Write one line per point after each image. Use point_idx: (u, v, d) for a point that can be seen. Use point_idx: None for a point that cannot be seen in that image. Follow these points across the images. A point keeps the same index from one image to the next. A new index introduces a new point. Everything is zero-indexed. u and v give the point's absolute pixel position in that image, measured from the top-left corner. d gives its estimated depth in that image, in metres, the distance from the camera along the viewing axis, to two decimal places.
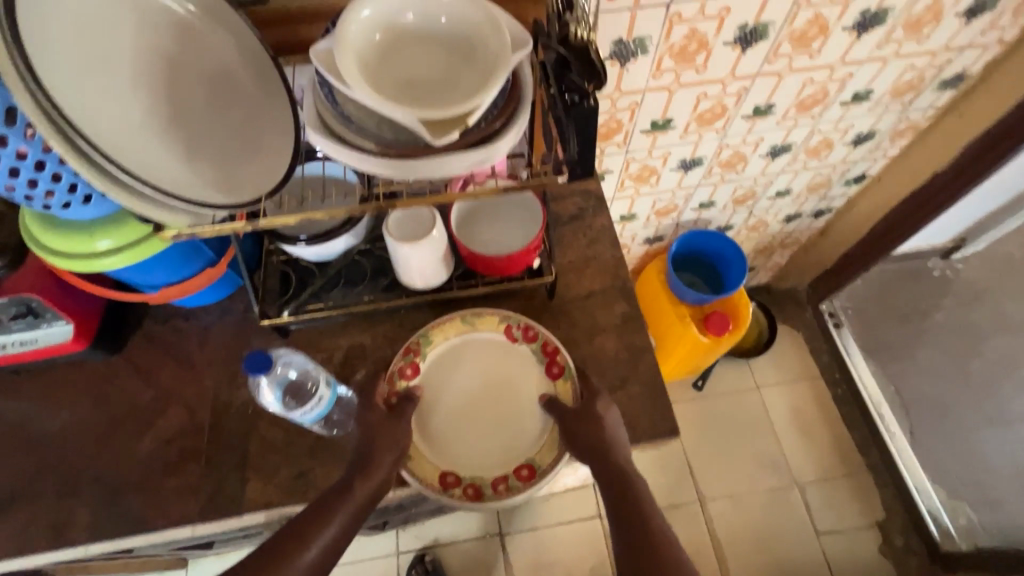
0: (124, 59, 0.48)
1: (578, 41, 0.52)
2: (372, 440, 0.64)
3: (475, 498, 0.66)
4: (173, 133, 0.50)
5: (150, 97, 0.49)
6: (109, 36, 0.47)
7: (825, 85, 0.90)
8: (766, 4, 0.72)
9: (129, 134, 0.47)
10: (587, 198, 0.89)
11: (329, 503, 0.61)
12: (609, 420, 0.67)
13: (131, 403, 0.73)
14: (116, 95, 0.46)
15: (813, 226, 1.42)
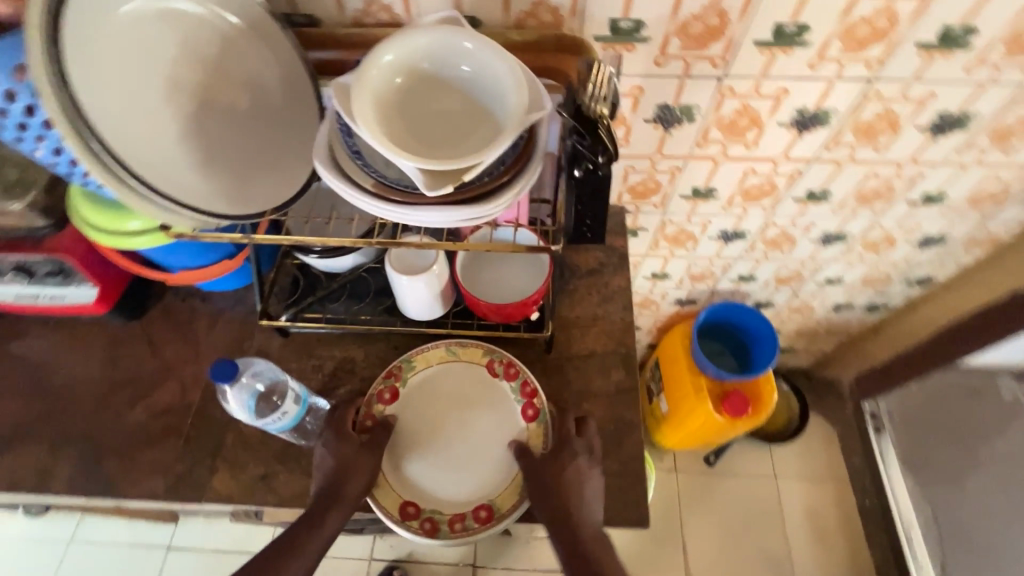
0: (163, 67, 0.51)
1: (591, 111, 0.50)
2: (342, 472, 0.63)
3: (432, 533, 0.64)
4: (194, 143, 0.53)
5: (177, 108, 0.52)
6: (154, 44, 0.50)
7: (891, 181, 0.83)
8: (829, 91, 0.67)
9: (150, 140, 0.50)
10: (610, 254, 0.86)
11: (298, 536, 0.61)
12: (580, 475, 0.64)
13: (135, 370, 0.77)
14: (148, 101, 0.50)
15: (865, 319, 1.31)
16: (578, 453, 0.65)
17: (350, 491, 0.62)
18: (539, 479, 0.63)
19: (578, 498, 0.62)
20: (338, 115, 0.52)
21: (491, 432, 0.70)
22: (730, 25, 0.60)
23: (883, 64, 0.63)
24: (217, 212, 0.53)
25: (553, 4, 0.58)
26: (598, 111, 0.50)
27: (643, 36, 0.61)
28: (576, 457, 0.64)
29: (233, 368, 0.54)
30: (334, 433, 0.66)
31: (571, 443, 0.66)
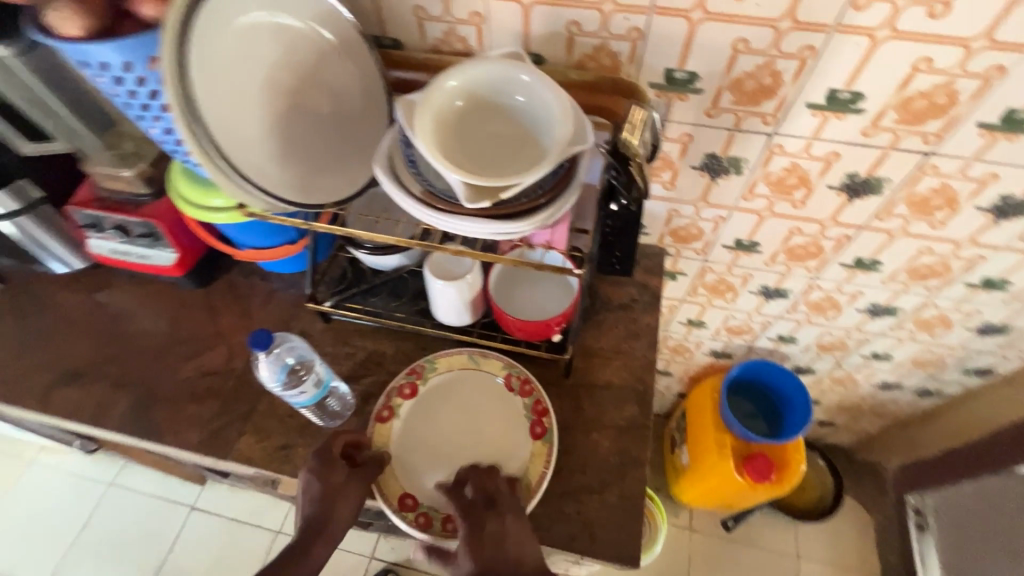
0: (263, 68, 0.58)
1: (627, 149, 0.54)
2: (328, 508, 0.65)
3: (425, 527, 0.67)
4: (279, 136, 0.61)
5: (272, 105, 0.60)
6: (260, 47, 0.57)
7: (947, 260, 0.80)
8: (881, 160, 0.67)
9: (244, 128, 0.57)
10: (642, 291, 0.88)
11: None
12: (504, 520, 0.62)
13: (193, 332, 0.86)
14: (246, 95, 0.57)
15: (916, 403, 1.23)
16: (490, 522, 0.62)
17: (333, 526, 0.65)
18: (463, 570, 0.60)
19: (511, 558, 0.59)
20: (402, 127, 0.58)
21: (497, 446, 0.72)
22: (783, 85, 0.62)
23: (940, 140, 0.63)
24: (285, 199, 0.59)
25: (613, 50, 0.63)
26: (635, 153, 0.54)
27: (696, 88, 0.64)
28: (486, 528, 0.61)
29: (265, 338, 0.59)
30: (319, 459, 0.67)
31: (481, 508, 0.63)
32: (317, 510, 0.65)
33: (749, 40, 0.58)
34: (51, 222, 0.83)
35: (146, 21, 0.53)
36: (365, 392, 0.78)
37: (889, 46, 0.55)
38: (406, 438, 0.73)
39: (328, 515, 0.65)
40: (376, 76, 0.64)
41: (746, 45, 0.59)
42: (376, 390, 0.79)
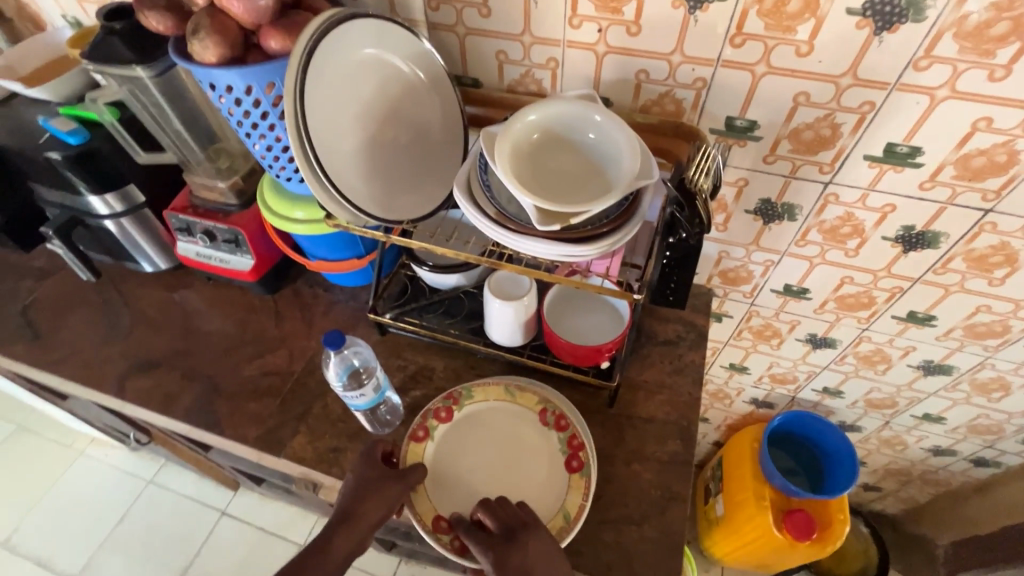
0: (363, 97, 0.65)
1: (694, 185, 0.56)
2: (361, 503, 0.68)
3: (460, 550, 0.68)
4: (367, 155, 0.66)
5: (367, 128, 0.66)
6: (363, 79, 0.64)
7: (1006, 319, 0.79)
8: (939, 214, 0.68)
9: (341, 147, 0.63)
10: (688, 329, 0.89)
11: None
12: (524, 548, 0.64)
13: (259, 334, 0.92)
14: (346, 118, 0.63)
15: (970, 472, 1.18)
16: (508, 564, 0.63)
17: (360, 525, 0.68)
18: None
19: None
20: (480, 155, 0.63)
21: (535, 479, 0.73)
22: (841, 137, 0.65)
23: (1000, 198, 0.64)
24: (368, 212, 0.64)
25: (678, 97, 0.68)
26: (699, 185, 0.56)
27: (756, 135, 0.68)
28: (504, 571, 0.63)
29: (337, 339, 0.62)
30: (365, 457, 0.71)
31: (498, 547, 0.64)
32: (350, 509, 0.68)
33: (810, 94, 0.62)
34: (147, 225, 0.91)
35: (270, 51, 0.61)
36: (414, 403, 0.81)
37: (948, 104, 0.58)
38: (441, 461, 0.75)
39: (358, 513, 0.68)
40: (456, 110, 0.71)
41: (807, 98, 0.62)
42: (424, 403, 0.81)
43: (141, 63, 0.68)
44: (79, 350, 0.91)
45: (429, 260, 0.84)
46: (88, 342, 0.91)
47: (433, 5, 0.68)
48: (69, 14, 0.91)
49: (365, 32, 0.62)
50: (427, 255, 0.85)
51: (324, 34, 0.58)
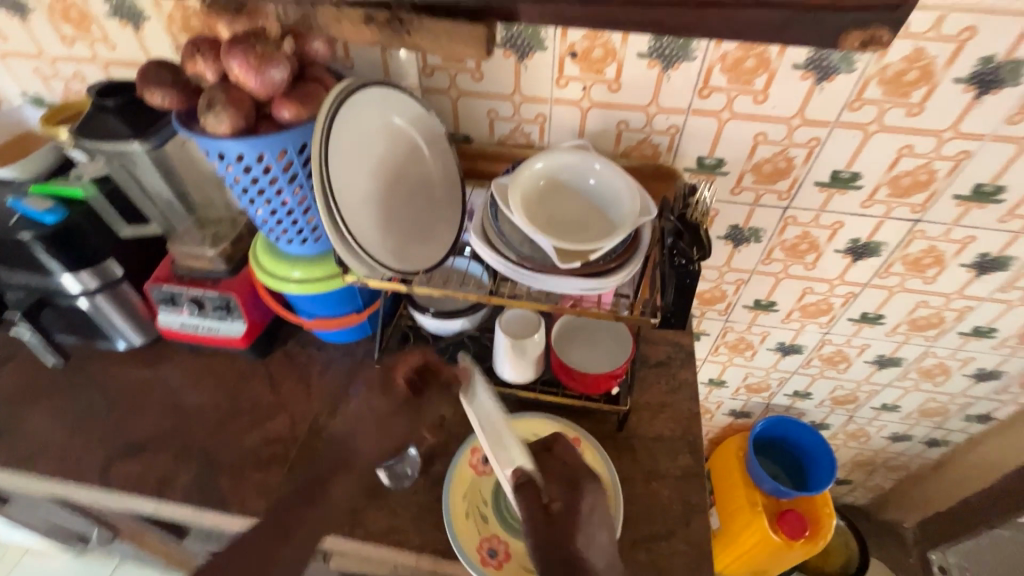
0: (375, 158, 0.68)
1: (692, 220, 0.64)
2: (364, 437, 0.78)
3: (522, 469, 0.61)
4: (381, 213, 0.68)
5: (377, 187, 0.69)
6: (373, 140, 0.68)
7: (941, 311, 0.91)
8: (879, 226, 0.80)
9: (358, 204, 0.65)
10: (677, 349, 0.95)
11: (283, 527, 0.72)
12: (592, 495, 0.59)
13: (254, 401, 0.88)
14: (360, 178, 0.66)
15: (924, 454, 1.30)
16: (583, 503, 0.58)
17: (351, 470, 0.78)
18: (545, 545, 0.54)
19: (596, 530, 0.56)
20: (490, 203, 0.68)
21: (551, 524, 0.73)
22: (795, 167, 0.75)
23: (926, 210, 0.76)
24: (386, 265, 0.66)
25: (655, 142, 0.76)
26: (698, 218, 0.64)
27: (723, 170, 0.77)
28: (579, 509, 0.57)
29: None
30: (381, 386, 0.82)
31: (573, 481, 0.60)
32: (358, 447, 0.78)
33: (767, 133, 0.72)
34: (124, 301, 0.87)
35: (282, 120, 0.63)
36: (430, 451, 0.81)
37: (879, 136, 0.69)
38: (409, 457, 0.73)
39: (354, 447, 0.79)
40: (453, 165, 0.75)
41: (765, 137, 0.72)
42: (440, 450, 0.82)
43: (137, 138, 0.67)
44: (51, 441, 0.83)
45: (431, 306, 0.85)
46: (61, 432, 0.84)
47: (427, 72, 0.74)
48: (30, 91, 0.88)
49: (372, 101, 0.67)
50: (429, 303, 0.87)
51: (340, 103, 0.62)
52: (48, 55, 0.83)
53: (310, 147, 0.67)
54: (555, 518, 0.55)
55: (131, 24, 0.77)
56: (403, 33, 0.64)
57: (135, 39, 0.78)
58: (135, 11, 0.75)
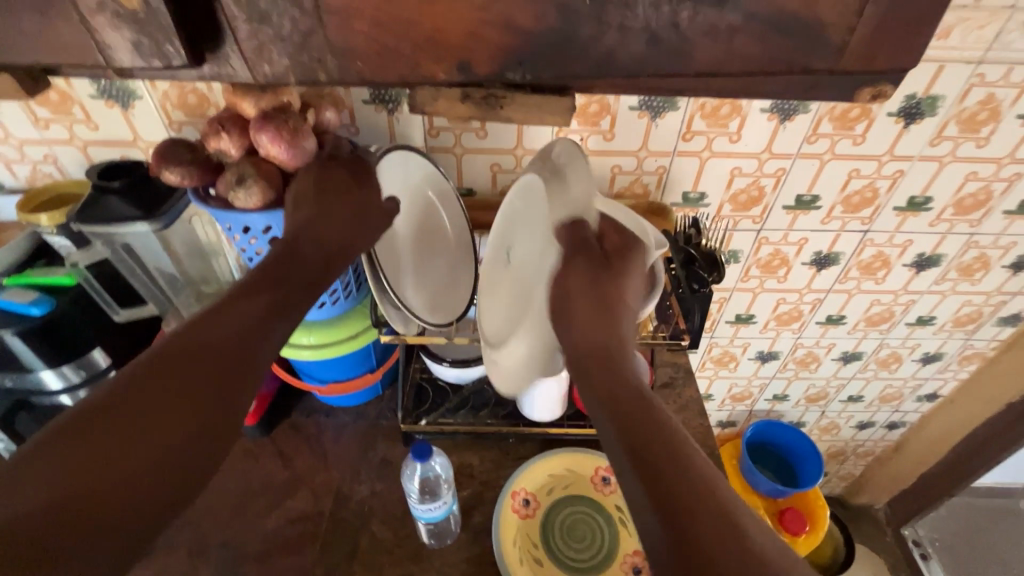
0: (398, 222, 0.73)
1: (705, 249, 0.75)
2: (327, 220, 0.63)
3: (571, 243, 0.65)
4: (409, 272, 0.72)
5: (402, 248, 0.73)
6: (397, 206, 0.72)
7: (891, 307, 1.05)
8: (837, 239, 0.92)
9: (390, 268, 0.69)
10: (677, 369, 1.01)
11: (179, 382, 0.49)
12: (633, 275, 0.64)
13: (268, 480, 0.83)
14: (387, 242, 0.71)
15: (886, 437, 1.43)
16: (623, 268, 0.64)
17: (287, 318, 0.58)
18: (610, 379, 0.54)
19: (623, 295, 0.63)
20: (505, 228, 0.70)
21: (599, 565, 0.75)
22: (766, 195, 0.86)
23: (872, 221, 0.89)
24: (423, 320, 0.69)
25: (645, 182, 0.84)
26: (712, 249, 0.75)
27: (705, 202, 0.87)
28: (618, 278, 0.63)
29: (429, 449, 0.65)
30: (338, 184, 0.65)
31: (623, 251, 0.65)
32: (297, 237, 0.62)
33: (741, 167, 0.82)
34: None
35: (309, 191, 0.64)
36: (466, 504, 0.80)
37: (833, 163, 0.81)
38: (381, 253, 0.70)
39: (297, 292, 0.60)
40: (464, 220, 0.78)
41: (739, 171, 0.82)
42: (477, 501, 0.81)
43: (147, 218, 0.66)
44: None
45: (446, 355, 0.86)
46: None
47: (433, 132, 0.77)
48: None
49: (391, 169, 0.70)
50: (442, 352, 0.87)
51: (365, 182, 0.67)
52: (16, 139, 0.78)
53: None
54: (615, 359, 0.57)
55: (119, 104, 0.74)
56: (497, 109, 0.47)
57: (122, 118, 0.76)
58: (125, 92, 0.73)
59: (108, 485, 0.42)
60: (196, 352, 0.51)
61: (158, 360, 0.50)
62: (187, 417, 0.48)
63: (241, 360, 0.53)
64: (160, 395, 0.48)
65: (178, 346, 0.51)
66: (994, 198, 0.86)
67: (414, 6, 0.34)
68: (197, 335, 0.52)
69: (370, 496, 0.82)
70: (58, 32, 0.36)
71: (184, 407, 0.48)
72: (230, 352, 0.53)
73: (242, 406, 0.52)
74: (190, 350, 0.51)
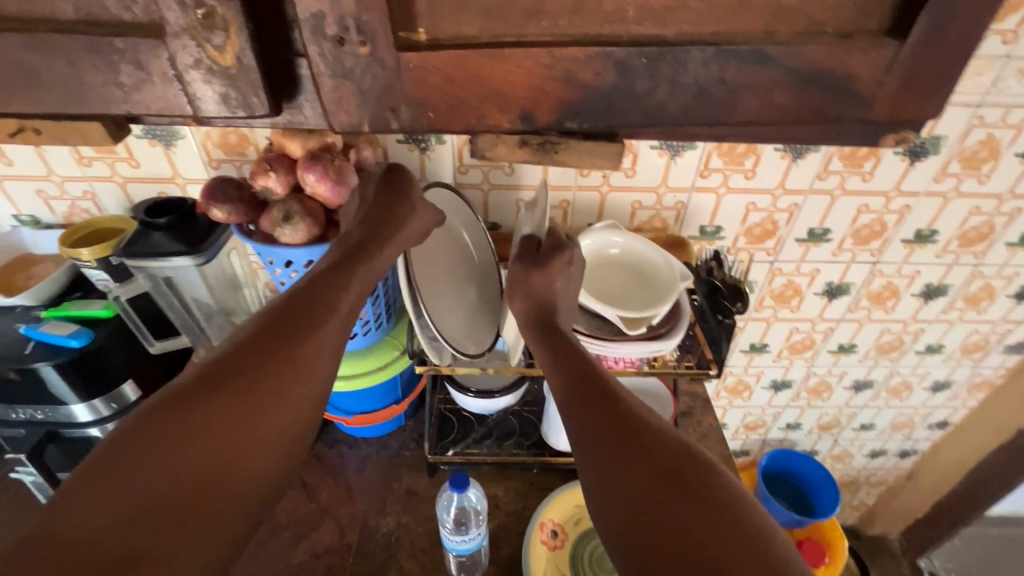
0: (439, 246, 0.75)
1: (727, 280, 0.79)
2: (385, 219, 0.62)
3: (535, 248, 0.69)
4: (450, 294, 0.73)
5: (444, 270, 0.74)
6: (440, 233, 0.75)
7: (901, 335, 1.07)
8: (847, 270, 0.95)
9: (433, 291, 0.70)
10: (695, 398, 1.02)
11: (216, 414, 0.51)
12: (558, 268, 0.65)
13: (293, 512, 0.83)
14: (431, 265, 0.72)
15: (899, 466, 1.43)
16: (557, 265, 0.65)
17: (324, 338, 0.58)
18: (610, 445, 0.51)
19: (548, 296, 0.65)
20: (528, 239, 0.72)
21: None
22: (779, 228, 0.89)
23: (881, 253, 0.93)
24: (460, 347, 0.70)
25: (664, 216, 0.87)
26: (735, 281, 0.78)
27: (721, 235, 0.90)
28: (539, 273, 0.65)
29: (467, 479, 0.66)
30: (379, 192, 0.65)
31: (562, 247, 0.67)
32: (363, 235, 0.62)
33: (756, 203, 0.85)
34: None
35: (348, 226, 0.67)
36: (493, 536, 0.80)
37: (843, 198, 0.85)
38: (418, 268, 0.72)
39: (334, 304, 0.60)
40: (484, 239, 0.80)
41: (754, 206, 0.86)
42: (503, 532, 0.81)
43: (191, 252, 0.68)
44: None
45: (471, 385, 0.87)
46: None
47: (462, 169, 0.80)
48: (26, 213, 0.84)
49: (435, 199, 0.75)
50: (467, 382, 0.88)
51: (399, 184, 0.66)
52: (58, 175, 0.80)
53: None
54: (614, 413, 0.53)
55: (162, 143, 0.77)
56: (550, 155, 0.50)
57: (163, 157, 0.79)
58: (170, 132, 0.76)
59: (156, 513, 0.45)
60: (226, 376, 0.53)
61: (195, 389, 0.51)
62: (228, 451, 0.50)
63: (262, 370, 0.54)
64: (199, 428, 0.50)
65: (214, 375, 0.53)
66: (996, 231, 0.89)
67: (485, 64, 0.37)
68: (233, 364, 0.54)
69: (396, 528, 0.82)
70: (151, 87, 0.38)
71: (220, 434, 0.50)
72: (259, 375, 0.54)
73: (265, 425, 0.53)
74: (221, 374, 0.53)
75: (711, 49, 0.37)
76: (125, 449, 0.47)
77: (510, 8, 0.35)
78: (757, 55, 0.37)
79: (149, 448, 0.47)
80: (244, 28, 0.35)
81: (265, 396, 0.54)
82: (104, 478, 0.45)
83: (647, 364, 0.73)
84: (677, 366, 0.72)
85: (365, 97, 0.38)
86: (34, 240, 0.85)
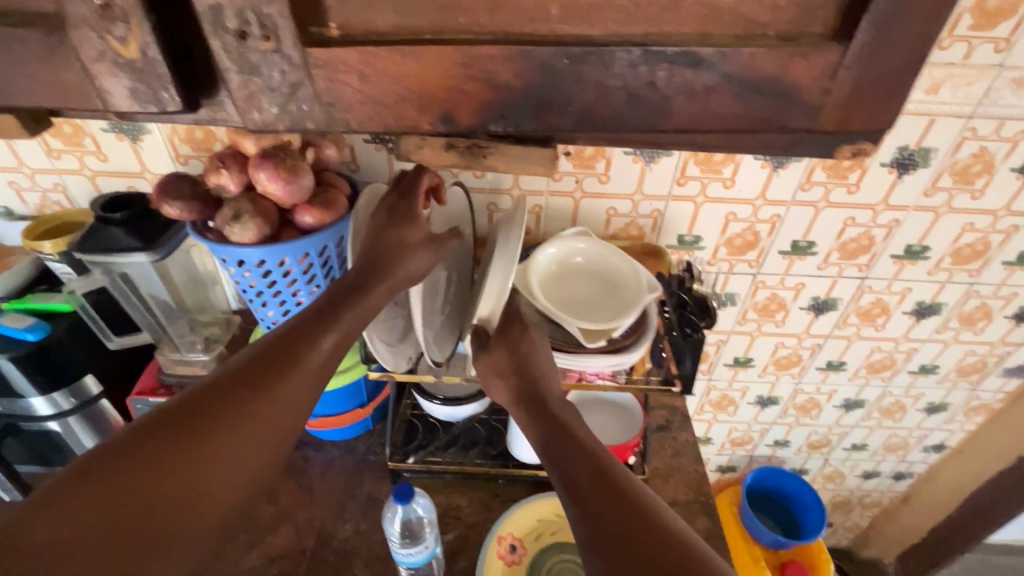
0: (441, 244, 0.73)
1: (696, 294, 0.76)
2: (391, 268, 0.62)
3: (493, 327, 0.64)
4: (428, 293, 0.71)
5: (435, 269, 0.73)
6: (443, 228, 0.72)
7: (892, 354, 1.03)
8: (834, 284, 0.91)
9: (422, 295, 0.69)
10: (673, 412, 0.99)
11: (194, 436, 0.46)
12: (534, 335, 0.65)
13: (251, 514, 0.81)
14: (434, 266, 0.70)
15: (893, 488, 1.38)
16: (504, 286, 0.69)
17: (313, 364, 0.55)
18: (607, 515, 0.48)
19: (527, 344, 0.63)
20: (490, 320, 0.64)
21: None
22: (761, 240, 0.86)
23: (869, 268, 0.89)
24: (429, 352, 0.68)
25: (640, 224, 0.84)
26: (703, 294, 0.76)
27: (700, 245, 0.87)
28: (502, 352, 0.63)
29: (411, 491, 0.65)
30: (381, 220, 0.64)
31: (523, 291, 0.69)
32: (362, 272, 0.61)
33: (736, 213, 0.82)
34: (100, 419, 0.79)
35: (305, 226, 0.65)
36: (450, 548, 0.78)
37: (828, 211, 0.82)
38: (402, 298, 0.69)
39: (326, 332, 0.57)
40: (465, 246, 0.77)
41: (734, 216, 0.83)
42: (462, 544, 0.79)
43: (146, 248, 0.67)
44: None
45: (438, 393, 0.85)
46: None
47: (431, 171, 0.79)
48: None
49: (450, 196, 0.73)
50: (435, 389, 0.86)
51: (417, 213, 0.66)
52: (29, 167, 0.80)
53: (328, 250, 0.68)
54: (613, 487, 0.50)
55: (129, 137, 0.77)
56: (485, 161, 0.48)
57: (131, 151, 0.78)
58: (136, 126, 0.75)
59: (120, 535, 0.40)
60: (210, 401, 0.49)
61: (174, 420, 0.47)
62: (202, 489, 0.45)
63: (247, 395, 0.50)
64: (178, 458, 0.45)
65: (198, 401, 0.49)
66: (992, 249, 0.85)
67: (397, 62, 0.35)
68: (218, 389, 0.50)
69: (354, 535, 0.80)
70: (61, 79, 0.37)
71: (196, 456, 0.46)
72: (243, 399, 0.50)
73: (246, 450, 0.48)
74: (205, 399, 0.49)
75: (637, 50, 0.34)
76: (92, 476, 0.42)
77: (424, 4, 0.33)
78: (688, 57, 0.35)
79: (119, 477, 0.42)
80: (145, 19, 0.34)
81: (247, 433, 0.49)
82: (58, 512, 0.39)
83: (622, 377, 0.70)
84: (647, 382, 0.69)
85: (275, 95, 0.36)
86: (5, 232, 0.86)
